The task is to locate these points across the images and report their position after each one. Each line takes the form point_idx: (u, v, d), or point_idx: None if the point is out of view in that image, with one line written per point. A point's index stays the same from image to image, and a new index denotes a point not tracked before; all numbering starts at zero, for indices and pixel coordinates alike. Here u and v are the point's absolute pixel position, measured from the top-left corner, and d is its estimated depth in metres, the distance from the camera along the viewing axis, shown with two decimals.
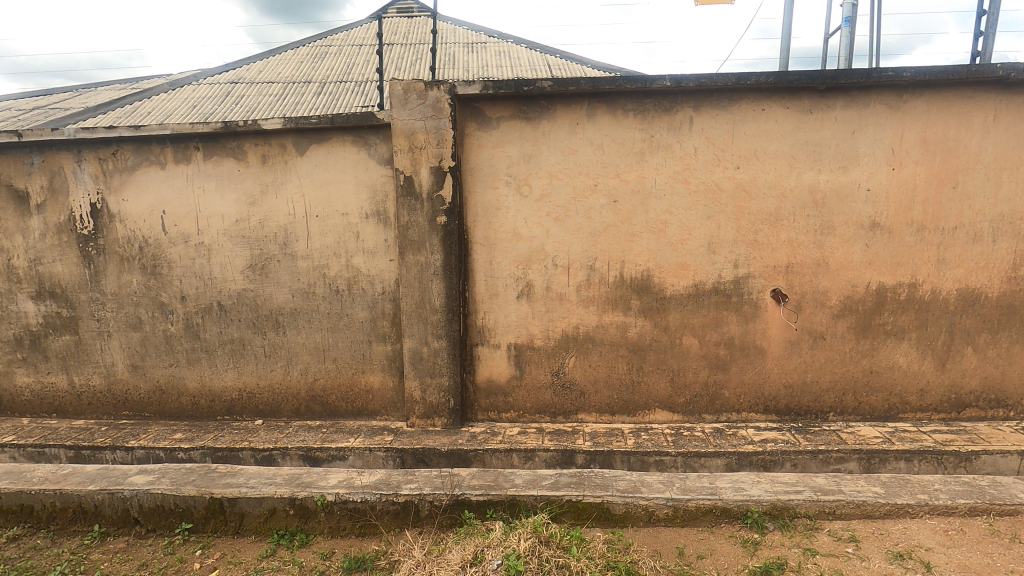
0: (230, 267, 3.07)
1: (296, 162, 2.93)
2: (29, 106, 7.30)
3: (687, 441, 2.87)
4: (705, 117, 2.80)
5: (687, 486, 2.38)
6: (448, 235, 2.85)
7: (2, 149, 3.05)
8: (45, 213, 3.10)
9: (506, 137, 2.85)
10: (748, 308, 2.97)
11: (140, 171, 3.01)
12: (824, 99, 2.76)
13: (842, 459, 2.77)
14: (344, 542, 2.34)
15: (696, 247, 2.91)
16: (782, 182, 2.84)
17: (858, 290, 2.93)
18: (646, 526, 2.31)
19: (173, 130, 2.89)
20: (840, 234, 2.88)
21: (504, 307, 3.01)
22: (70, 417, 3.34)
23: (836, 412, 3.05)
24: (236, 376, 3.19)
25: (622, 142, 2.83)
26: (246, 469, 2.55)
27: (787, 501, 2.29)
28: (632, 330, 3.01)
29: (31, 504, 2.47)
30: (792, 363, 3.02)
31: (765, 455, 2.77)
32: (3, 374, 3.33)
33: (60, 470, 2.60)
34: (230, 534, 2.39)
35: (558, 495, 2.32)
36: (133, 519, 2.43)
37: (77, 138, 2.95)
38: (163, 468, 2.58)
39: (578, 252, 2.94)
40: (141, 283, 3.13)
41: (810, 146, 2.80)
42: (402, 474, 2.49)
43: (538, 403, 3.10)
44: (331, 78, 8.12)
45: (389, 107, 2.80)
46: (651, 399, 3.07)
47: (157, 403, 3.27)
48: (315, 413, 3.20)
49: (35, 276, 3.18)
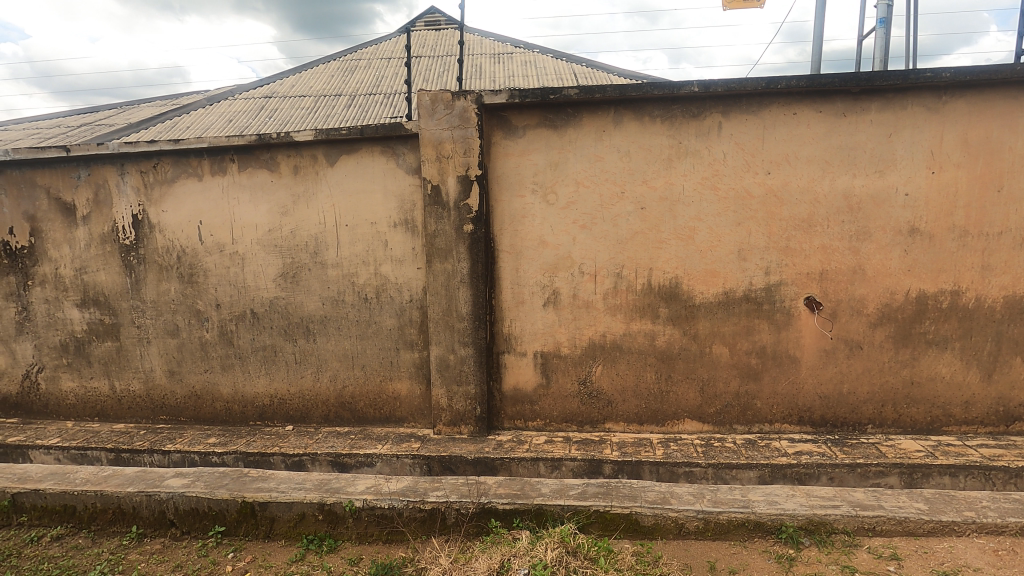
0: (263, 275, 3.14)
1: (326, 173, 3.00)
2: (75, 123, 7.67)
3: (718, 453, 2.80)
4: (734, 122, 2.76)
5: (718, 498, 2.32)
6: (475, 243, 2.87)
7: (52, 164, 3.20)
8: (90, 224, 3.23)
9: (532, 146, 2.86)
10: (781, 316, 2.90)
11: (179, 183, 3.12)
12: (859, 102, 2.69)
13: (882, 473, 2.66)
14: (371, 548, 2.35)
15: (726, 254, 2.86)
16: (816, 187, 2.77)
17: (897, 298, 2.84)
18: (676, 539, 2.26)
19: (210, 143, 3.00)
20: (877, 240, 2.80)
21: (530, 315, 3.00)
22: (112, 421, 3.45)
23: (875, 424, 2.94)
24: (268, 382, 3.26)
25: (649, 149, 2.81)
26: (276, 474, 2.60)
27: (823, 516, 2.21)
28: (660, 339, 2.97)
29: (74, 505, 2.55)
30: (827, 373, 2.93)
31: (800, 468, 2.68)
32: (50, 379, 3.47)
33: (101, 472, 2.69)
34: (261, 538, 2.42)
35: (585, 505, 2.29)
36: (168, 520, 2.49)
37: (120, 152, 3.08)
38: (198, 471, 2.65)
39: (605, 259, 2.92)
40: (179, 291, 3.23)
41: (844, 150, 2.73)
42: (429, 481, 2.50)
43: (564, 412, 3.08)
44: (361, 91, 8.29)
45: (417, 117, 2.84)
46: (680, 409, 3.02)
47: (193, 408, 3.36)
48: (344, 420, 3.24)
49: (79, 284, 3.31)
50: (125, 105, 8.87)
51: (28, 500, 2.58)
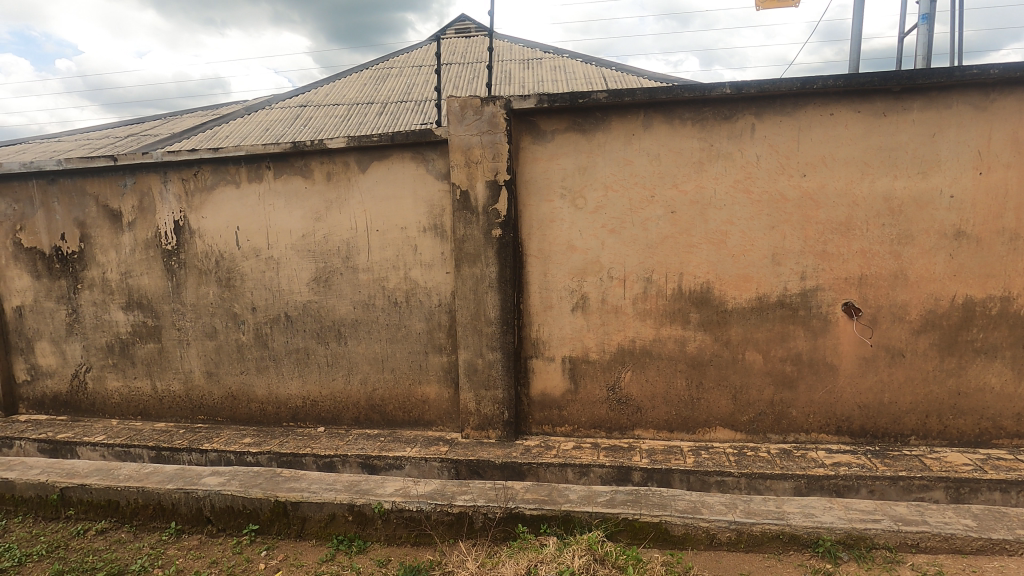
0: (297, 280, 3.22)
1: (358, 179, 3.06)
2: (123, 133, 8.02)
3: (752, 462, 2.73)
4: (768, 123, 2.70)
5: (751, 509, 2.26)
6: (503, 248, 2.87)
7: (100, 173, 3.35)
8: (135, 230, 3.37)
9: (561, 150, 2.86)
10: (817, 322, 2.82)
11: (218, 190, 3.23)
12: (899, 101, 2.60)
13: (926, 487, 2.55)
14: (399, 550, 2.37)
15: (760, 258, 2.80)
16: (854, 189, 2.69)
17: (942, 304, 2.72)
18: (708, 549, 2.21)
19: (247, 151, 3.09)
20: (920, 244, 2.69)
21: (558, 320, 2.99)
22: (153, 420, 3.58)
23: (919, 435, 2.83)
24: (301, 383, 3.33)
25: (680, 151, 2.77)
26: (309, 475, 2.66)
27: (863, 530, 2.13)
28: (691, 345, 2.92)
29: (117, 500, 2.65)
30: (867, 381, 2.83)
31: (838, 480, 2.59)
32: (97, 378, 3.62)
33: (143, 469, 2.79)
34: (293, 537, 2.47)
35: (614, 512, 2.26)
36: (205, 518, 2.56)
37: (163, 161, 3.21)
38: (233, 470, 2.73)
39: (634, 264, 2.89)
40: (217, 295, 3.33)
41: (884, 151, 2.64)
42: (457, 485, 2.51)
43: (592, 417, 3.05)
44: (392, 98, 8.44)
45: (446, 123, 2.87)
46: (712, 417, 2.96)
47: (229, 408, 3.45)
48: (374, 422, 3.28)
49: (125, 288, 3.46)
50: (169, 116, 9.25)
51: (76, 494, 2.69)
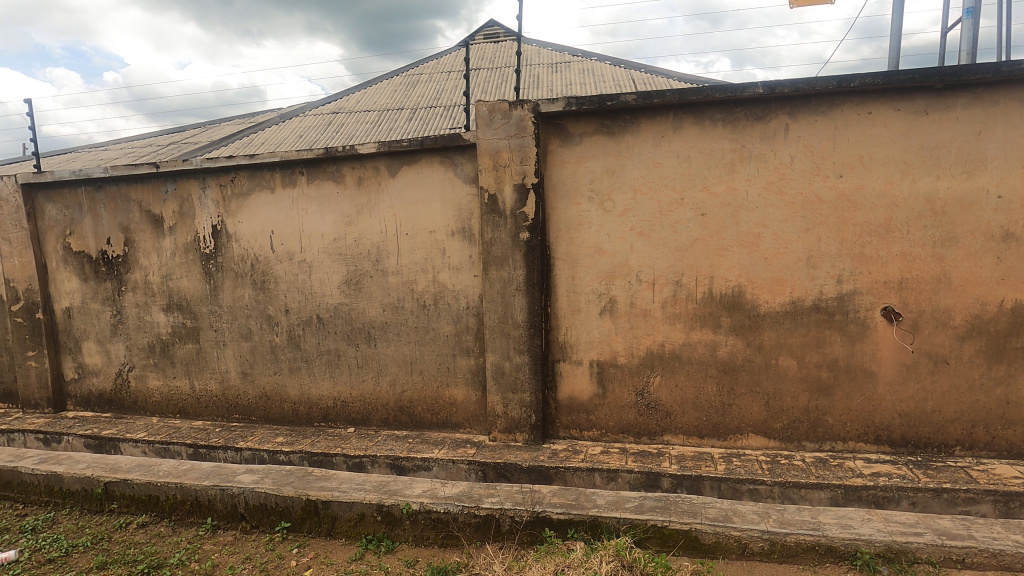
0: (328, 283, 3.28)
1: (388, 183, 3.10)
2: (165, 141, 8.33)
3: (785, 471, 2.66)
4: (803, 123, 2.64)
5: (785, 519, 2.20)
6: (531, 251, 2.88)
7: (144, 180, 3.49)
8: (175, 234, 3.49)
9: (589, 153, 2.85)
10: (855, 327, 2.73)
11: (254, 195, 3.32)
12: (943, 98, 2.51)
13: (972, 500, 2.44)
14: (427, 551, 2.39)
15: (794, 261, 2.73)
16: (894, 190, 2.60)
17: (989, 309, 2.61)
18: (739, 559, 2.16)
19: (282, 157, 3.17)
20: (965, 246, 2.58)
21: (586, 324, 2.97)
22: (191, 418, 3.69)
23: (964, 446, 2.71)
24: (332, 384, 3.39)
25: (710, 153, 2.73)
26: (338, 475, 2.71)
27: (904, 544, 2.05)
28: (722, 349, 2.87)
29: (157, 495, 2.74)
30: (907, 389, 2.73)
31: (877, 491, 2.50)
32: (139, 377, 3.76)
33: (181, 466, 2.89)
34: (323, 535, 2.52)
35: (642, 519, 2.23)
36: (240, 515, 2.63)
37: (202, 167, 3.32)
38: (266, 469, 2.80)
39: (664, 267, 2.85)
40: (252, 297, 3.43)
41: (925, 150, 2.55)
42: (484, 488, 2.53)
43: (621, 422, 3.02)
44: (422, 104, 8.54)
45: (475, 128, 2.90)
46: (744, 424, 2.90)
47: (263, 408, 3.54)
48: (402, 423, 3.32)
49: (165, 290, 3.58)
50: (207, 124, 9.56)
51: (118, 489, 2.80)
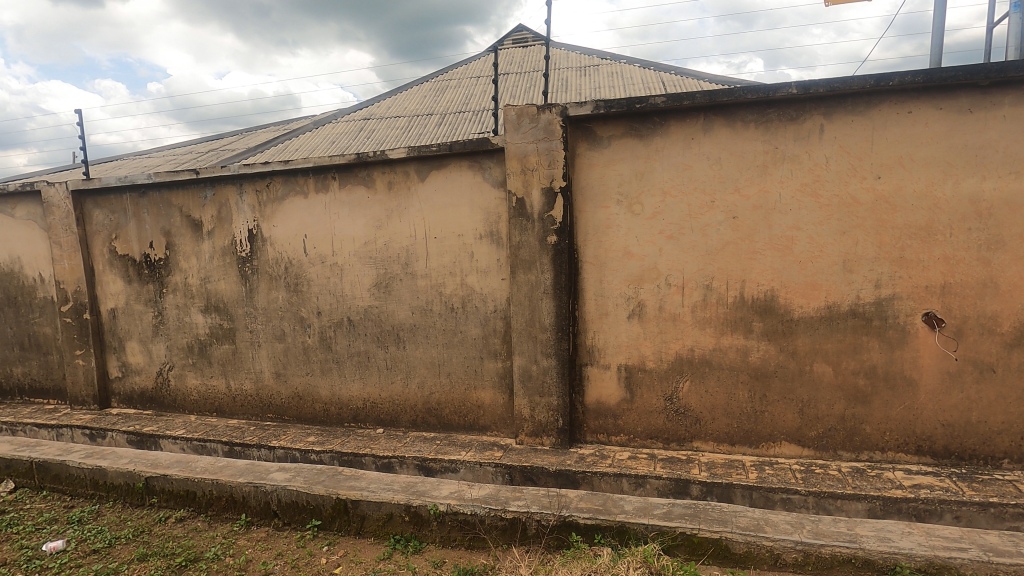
0: (359, 285, 3.35)
1: (417, 188, 3.15)
2: (204, 149, 8.62)
3: (821, 480, 2.58)
4: (838, 123, 2.57)
5: (820, 530, 2.14)
6: (559, 254, 2.87)
7: (184, 186, 3.62)
8: (214, 238, 3.61)
9: (618, 156, 2.83)
10: (894, 333, 2.64)
11: (288, 200, 3.41)
12: (988, 96, 2.41)
13: (1021, 516, 2.32)
14: (454, 552, 2.40)
15: (829, 265, 2.66)
16: (936, 191, 2.51)
17: None
18: (771, 569, 2.11)
19: (315, 163, 3.25)
20: (1013, 250, 2.48)
21: (614, 327, 2.95)
22: (227, 416, 3.80)
23: (1012, 459, 2.59)
24: (362, 385, 3.44)
25: (742, 155, 2.68)
26: (368, 475, 2.75)
27: (947, 559, 1.97)
28: (754, 355, 2.81)
29: (194, 490, 2.83)
30: (951, 399, 2.63)
31: (918, 503, 2.40)
32: (179, 376, 3.89)
33: (218, 463, 2.98)
34: (353, 534, 2.55)
35: (670, 526, 2.20)
36: (273, 511, 2.69)
37: (239, 173, 3.43)
38: (298, 467, 2.86)
39: (693, 271, 2.81)
40: (286, 299, 3.51)
41: (969, 150, 2.46)
42: (511, 491, 2.53)
43: (649, 428, 2.98)
44: (451, 109, 8.63)
45: (504, 132, 2.92)
46: (777, 431, 2.83)
47: (295, 408, 3.62)
48: (430, 425, 3.35)
49: (204, 292, 3.70)
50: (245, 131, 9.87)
51: (159, 483, 2.90)
